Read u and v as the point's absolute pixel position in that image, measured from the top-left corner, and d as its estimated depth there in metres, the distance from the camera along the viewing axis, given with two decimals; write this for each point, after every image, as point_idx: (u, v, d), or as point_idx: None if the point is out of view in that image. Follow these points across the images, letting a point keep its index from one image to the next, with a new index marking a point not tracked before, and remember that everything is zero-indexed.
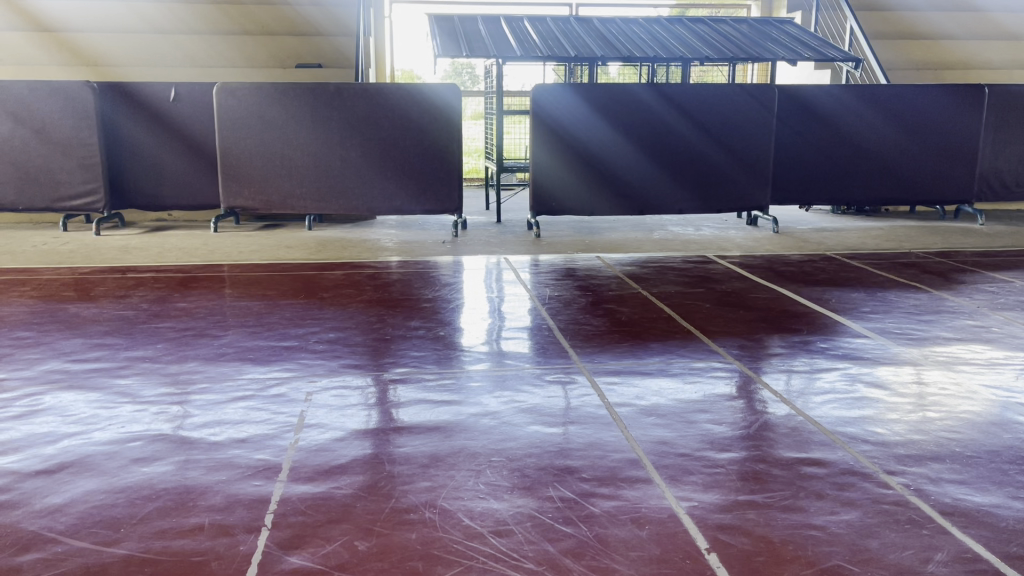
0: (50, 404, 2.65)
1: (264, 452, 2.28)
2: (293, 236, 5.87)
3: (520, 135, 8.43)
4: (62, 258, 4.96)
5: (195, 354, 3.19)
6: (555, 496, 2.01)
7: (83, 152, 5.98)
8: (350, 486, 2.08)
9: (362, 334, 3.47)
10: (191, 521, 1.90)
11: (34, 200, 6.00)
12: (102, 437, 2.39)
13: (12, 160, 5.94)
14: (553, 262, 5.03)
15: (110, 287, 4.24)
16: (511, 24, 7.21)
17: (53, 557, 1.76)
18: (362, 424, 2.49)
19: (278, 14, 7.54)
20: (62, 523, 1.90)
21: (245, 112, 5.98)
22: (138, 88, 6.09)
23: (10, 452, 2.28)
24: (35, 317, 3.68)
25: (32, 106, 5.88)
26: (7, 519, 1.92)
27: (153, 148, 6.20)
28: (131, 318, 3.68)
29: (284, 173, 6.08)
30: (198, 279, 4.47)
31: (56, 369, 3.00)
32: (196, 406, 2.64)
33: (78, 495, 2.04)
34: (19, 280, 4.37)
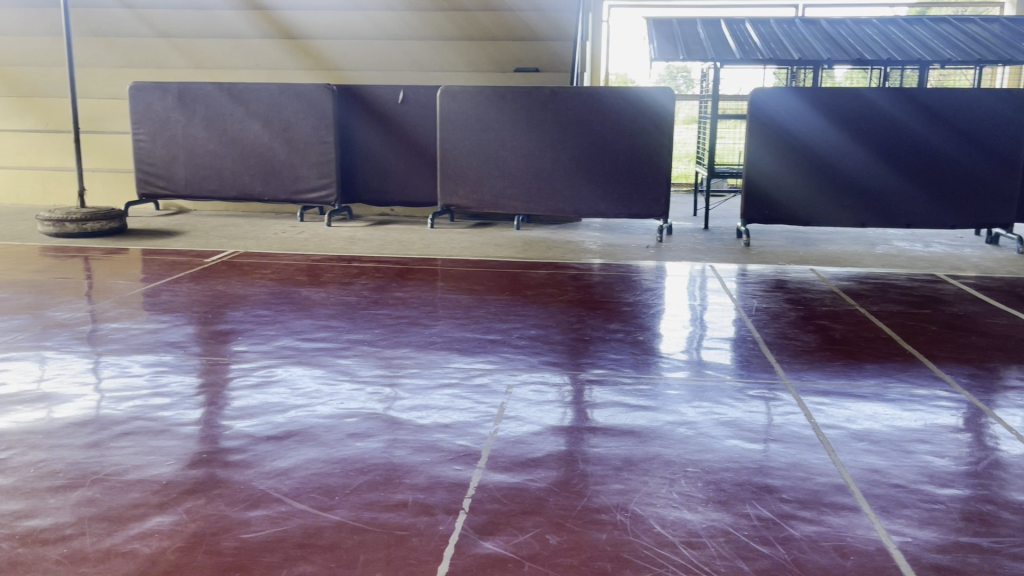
0: (281, 377, 2.93)
1: (465, 439, 2.38)
2: (501, 235, 6.07)
3: (734, 141, 8.20)
4: (297, 246, 5.44)
5: (407, 341, 3.39)
6: (752, 514, 1.95)
7: (320, 149, 6.50)
8: (545, 480, 2.12)
9: (562, 333, 3.53)
10: (397, 497, 2.03)
11: (277, 192, 6.61)
12: (322, 411, 2.60)
13: (261, 156, 6.57)
14: (762, 273, 4.86)
15: (337, 274, 4.61)
16: (732, 26, 7.02)
17: (277, 515, 1.94)
18: (559, 421, 2.53)
19: (500, 20, 7.73)
20: (287, 486, 2.09)
21: (464, 114, 6.25)
22: (371, 92, 6.54)
23: (247, 417, 2.55)
24: (273, 297, 4.08)
25: (281, 108, 6.47)
26: (243, 476, 2.15)
27: (381, 147, 6.64)
28: (354, 303, 3.98)
29: (496, 174, 6.29)
30: (413, 271, 4.74)
31: (288, 345, 3.30)
32: (406, 390, 2.80)
33: (300, 461, 2.23)
34: (260, 263, 4.85)
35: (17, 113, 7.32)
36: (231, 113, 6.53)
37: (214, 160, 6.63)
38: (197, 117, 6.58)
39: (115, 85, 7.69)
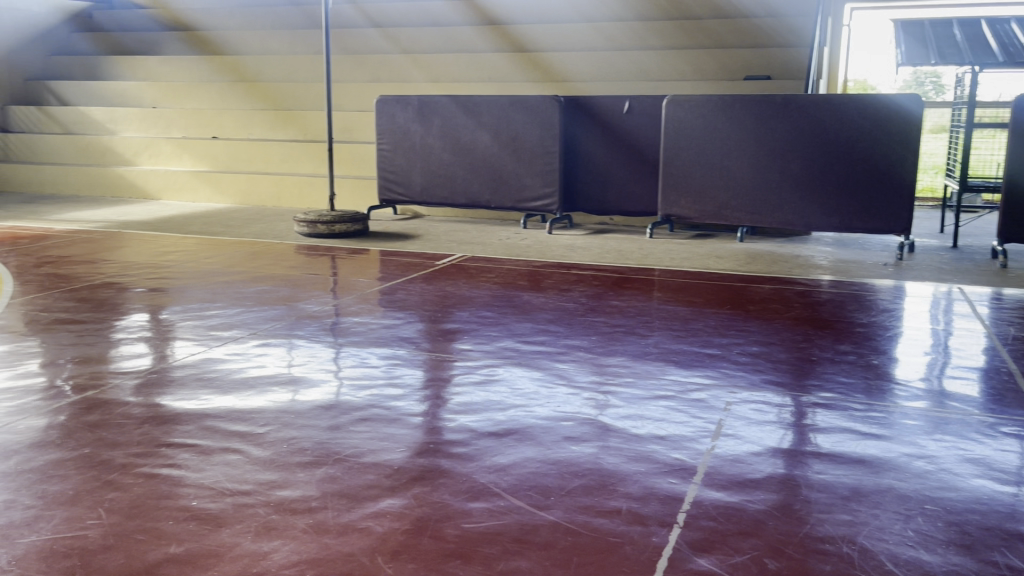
0: (502, 376, 3.04)
1: (681, 452, 2.35)
2: (723, 248, 5.91)
3: (990, 152, 7.45)
4: (520, 252, 5.63)
5: (624, 349, 3.40)
6: (1002, 563, 1.76)
7: (546, 159, 6.68)
8: (764, 503, 2.05)
9: (787, 352, 3.39)
10: (611, 504, 2.05)
11: (503, 200, 6.88)
12: (540, 412, 2.67)
13: (490, 165, 6.86)
14: (1019, 297, 4.38)
15: (557, 280, 4.71)
16: (994, 26, 6.39)
17: (497, 509, 2.03)
18: (780, 443, 2.43)
19: (733, 27, 7.73)
20: (505, 481, 2.17)
21: (690, 124, 6.14)
22: (598, 103, 6.59)
23: (470, 412, 2.68)
24: (496, 300, 4.25)
25: (511, 120, 6.71)
26: (465, 468, 2.26)
27: (604, 157, 6.70)
28: (572, 310, 4.05)
29: (721, 184, 6.15)
30: (631, 281, 4.74)
31: (509, 347, 3.43)
32: (621, 398, 2.81)
33: (519, 459, 2.31)
34: (485, 268, 5.06)
35: (282, 126, 8.08)
36: (464, 124, 6.86)
37: (448, 169, 7.00)
38: (433, 128, 6.97)
39: (363, 97, 8.22)
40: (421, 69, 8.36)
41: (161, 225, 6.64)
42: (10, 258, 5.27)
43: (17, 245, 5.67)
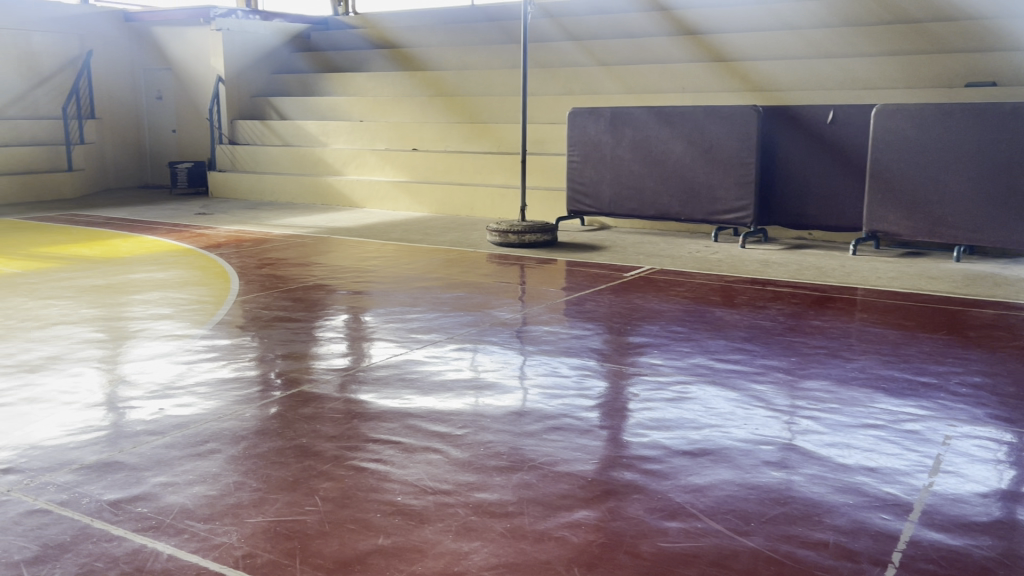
0: (695, 394, 2.98)
1: (894, 487, 2.20)
2: (936, 268, 5.48)
3: None
4: (711, 266, 5.49)
5: (826, 373, 3.23)
6: None
7: (741, 170, 6.49)
8: (991, 549, 1.87)
9: (1014, 384, 3.08)
10: (817, 535, 1.94)
11: (694, 212, 6.75)
12: (738, 434, 2.59)
13: (682, 177, 6.75)
14: None
15: (752, 297, 4.55)
16: None
17: (693, 531, 1.98)
18: (1009, 484, 2.21)
19: (957, 29, 7.17)
20: (702, 503, 2.12)
21: (903, 134, 5.75)
22: (802, 111, 6.33)
23: (664, 429, 2.64)
24: (687, 315, 4.16)
25: (706, 130, 6.58)
26: (661, 486, 2.23)
27: (804, 169, 6.41)
28: (769, 328, 3.89)
29: (936, 199, 5.72)
30: (833, 300, 4.49)
31: (703, 364, 3.35)
32: (824, 425, 2.66)
33: (716, 481, 2.25)
34: (676, 282, 4.98)
35: (476, 139, 8.40)
36: (657, 135, 6.80)
37: (638, 180, 6.95)
38: (625, 139, 6.96)
39: (556, 110, 8.35)
40: (617, 80, 8.38)
41: (365, 231, 7.07)
42: (236, 259, 5.80)
43: (241, 248, 6.23)
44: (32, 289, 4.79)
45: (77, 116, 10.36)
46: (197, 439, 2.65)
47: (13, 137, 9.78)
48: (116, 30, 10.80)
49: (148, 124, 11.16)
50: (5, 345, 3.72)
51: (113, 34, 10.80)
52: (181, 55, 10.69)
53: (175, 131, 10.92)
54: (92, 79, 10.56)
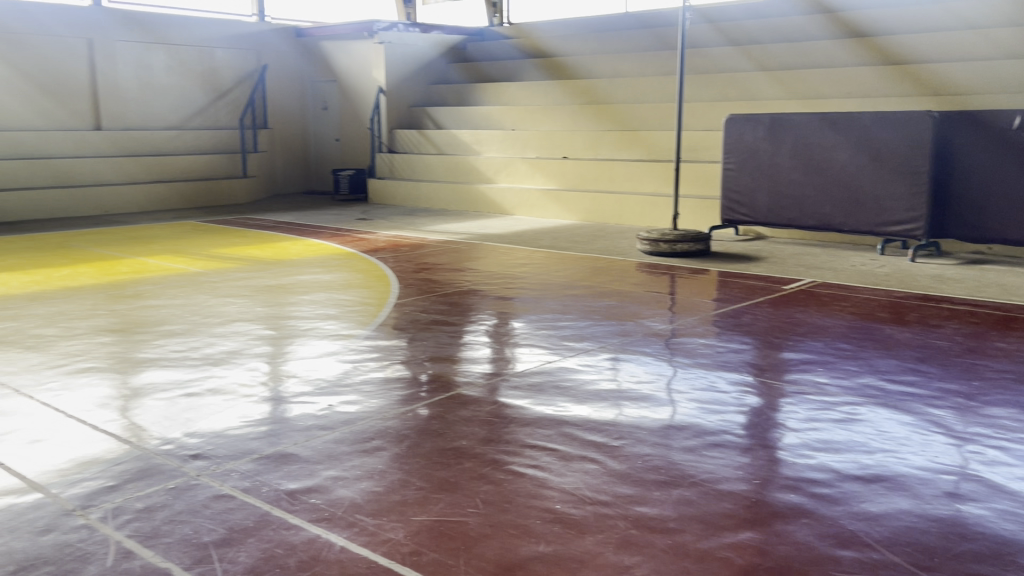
0: (866, 416, 2.82)
1: None
2: None
3: None
4: (877, 280, 5.20)
5: (1014, 400, 2.98)
6: None
7: (913, 179, 6.12)
8: None
9: None
10: None
11: (858, 223, 6.42)
12: (915, 461, 2.44)
13: (845, 186, 6.45)
14: None
15: (925, 315, 4.28)
16: None
17: (869, 562, 1.88)
18: None
19: None
20: (878, 532, 2.01)
21: None
22: (986, 115, 5.91)
23: (833, 451, 2.52)
24: (853, 332, 3.96)
25: (875, 137, 6.25)
26: (831, 511, 2.12)
27: (986, 177, 5.97)
28: (945, 349, 3.64)
29: None
30: (1018, 321, 4.15)
31: (873, 385, 3.17)
32: (1014, 456, 2.46)
33: (892, 509, 2.12)
34: (839, 296, 4.75)
35: (628, 146, 8.36)
36: (820, 142, 6.52)
37: (797, 189, 6.70)
38: (785, 147, 6.72)
39: (711, 117, 8.18)
40: (779, 85, 8.09)
41: (516, 238, 7.17)
42: (394, 263, 6.03)
43: (399, 252, 6.48)
44: (213, 287, 5.17)
45: (251, 127, 11.10)
46: (363, 436, 2.77)
47: (196, 146, 10.59)
48: (289, 46, 11.49)
49: (314, 134, 11.83)
50: (191, 338, 4.03)
51: (286, 49, 11.49)
52: (346, 67, 11.24)
53: (338, 139, 11.53)
54: (266, 92, 11.29)
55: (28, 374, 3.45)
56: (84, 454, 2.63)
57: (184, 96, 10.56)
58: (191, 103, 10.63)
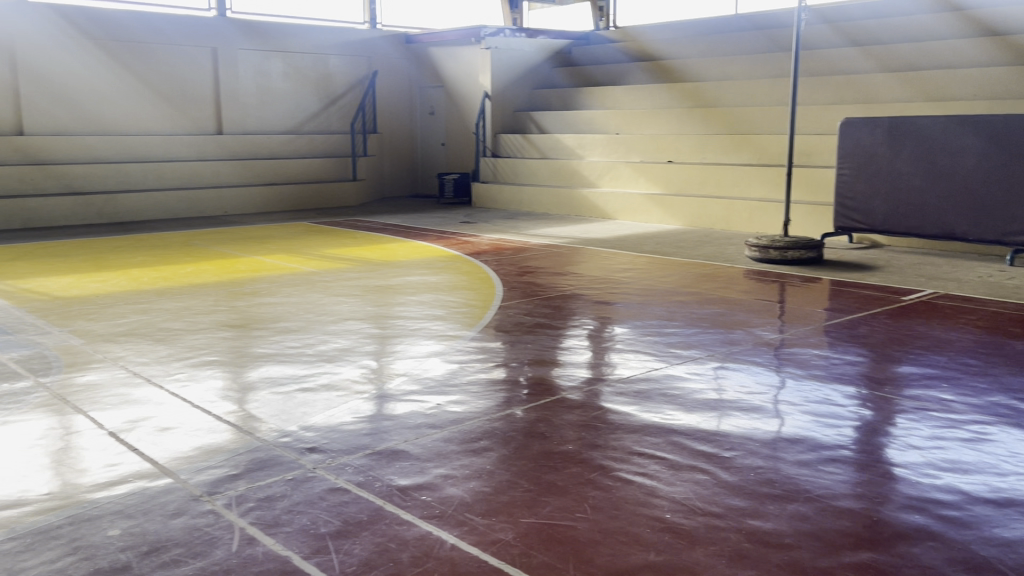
0: (996, 436, 2.67)
1: None
2: None
3: None
4: (1006, 293, 4.92)
5: None
6: None
7: None
8: None
9: None
10: None
11: (986, 232, 6.10)
12: None
13: (972, 193, 6.13)
14: None
15: None
16: None
17: None
18: None
19: None
20: (1013, 560, 1.90)
21: None
22: None
23: (961, 472, 2.40)
24: (981, 346, 3.76)
25: (1008, 141, 5.91)
26: (961, 535, 2.02)
27: None
28: None
29: None
30: None
31: (1003, 403, 3.00)
32: None
33: None
34: (964, 308, 4.52)
35: (736, 150, 8.19)
36: (945, 146, 6.22)
37: (919, 196, 6.41)
38: (906, 151, 6.42)
39: (825, 120, 7.92)
40: (910, 86, 7.71)
41: (619, 243, 7.12)
42: (497, 266, 6.09)
43: (502, 255, 6.54)
44: (325, 287, 5.34)
45: (361, 131, 11.43)
46: (471, 436, 2.80)
47: (309, 150, 10.99)
48: (399, 53, 11.77)
49: (421, 137, 12.09)
50: (305, 335, 4.17)
51: (396, 55, 11.78)
52: (453, 73, 11.43)
53: (444, 144, 11.76)
54: (376, 98, 11.61)
55: (157, 365, 3.65)
56: (209, 442, 2.76)
57: (298, 102, 10.97)
58: (304, 108, 11.03)
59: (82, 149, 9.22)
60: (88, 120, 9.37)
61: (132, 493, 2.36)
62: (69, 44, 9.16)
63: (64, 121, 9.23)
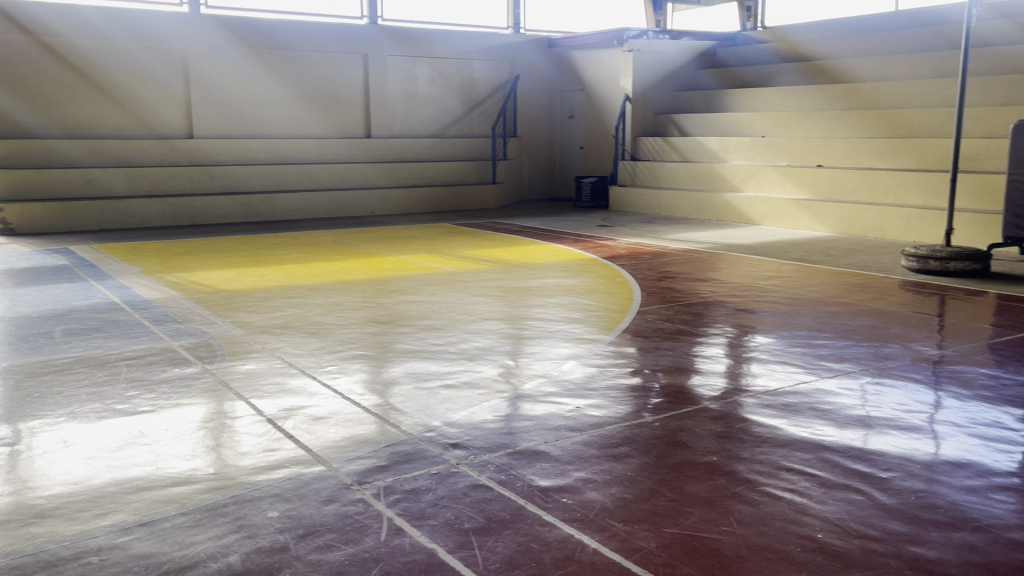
0: None
1: None
2: None
3: None
4: None
5: None
6: None
7: None
8: None
9: None
10: None
11: None
12: None
13: None
14: None
15: None
16: None
17: None
18: None
19: None
20: None
21: None
22: None
23: None
24: None
25: None
26: None
27: None
28: None
29: None
30: None
31: None
32: None
33: None
34: None
35: (892, 154, 7.77)
36: None
37: None
38: None
39: (996, 122, 7.39)
40: None
41: (763, 249, 6.90)
42: (636, 270, 6.03)
43: (641, 260, 6.47)
44: (465, 287, 5.45)
45: (502, 135, 11.62)
46: (611, 441, 2.78)
47: (451, 153, 11.27)
48: (542, 57, 11.89)
49: (560, 140, 12.17)
50: (448, 333, 4.27)
51: (539, 59, 11.89)
52: (595, 76, 11.43)
53: (582, 147, 11.79)
54: (517, 101, 11.77)
55: (310, 357, 3.84)
56: (358, 433, 2.87)
57: (442, 107, 11.26)
58: (448, 112, 11.33)
59: (242, 153, 9.81)
60: (248, 126, 9.97)
61: (289, 478, 2.48)
62: (233, 54, 9.77)
63: (228, 127, 9.86)
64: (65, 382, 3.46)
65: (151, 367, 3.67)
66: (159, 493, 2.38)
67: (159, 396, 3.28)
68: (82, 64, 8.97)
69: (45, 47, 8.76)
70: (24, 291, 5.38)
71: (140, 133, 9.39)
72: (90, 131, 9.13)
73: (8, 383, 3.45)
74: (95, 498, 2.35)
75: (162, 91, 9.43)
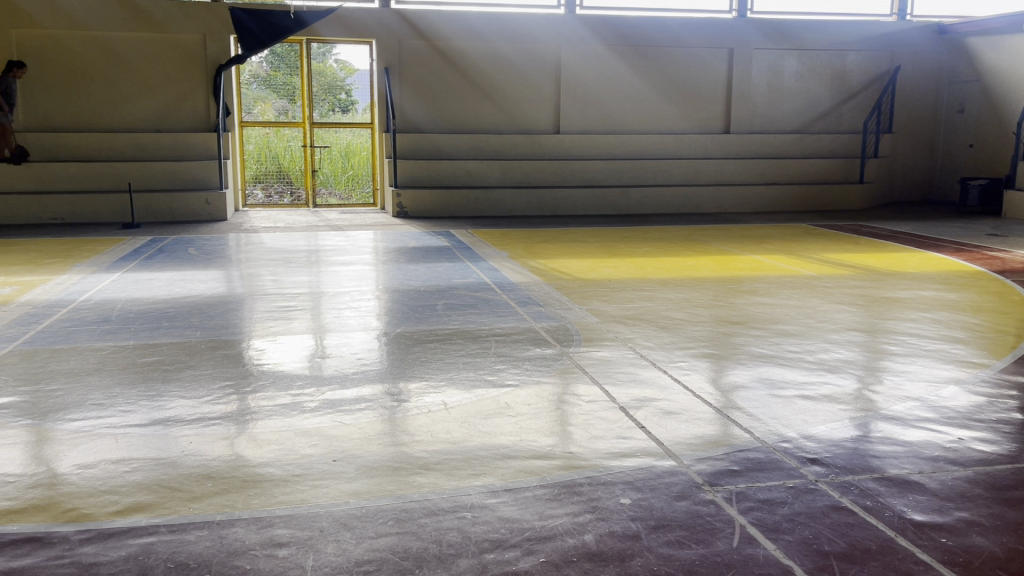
0: None
1: None
2: None
3: None
4: None
5: None
6: None
7: None
8: None
9: None
10: None
11: None
12: None
13: None
14: None
15: None
16: None
17: None
18: None
19: None
20: None
21: None
22: None
23: None
24: None
25: None
26: None
27: None
28: None
29: None
30: None
31: None
32: None
33: None
34: None
35: None
36: None
37: None
38: None
39: None
40: None
41: None
42: None
43: None
44: (825, 292, 5.12)
45: (875, 131, 10.74)
46: (1002, 482, 2.43)
47: (815, 150, 10.67)
48: (930, 44, 10.74)
49: (945, 134, 10.97)
50: (806, 341, 4.04)
51: (927, 46, 10.76)
52: (998, 65, 10.15)
53: (972, 146, 10.56)
54: (896, 96, 10.79)
55: (662, 351, 3.86)
56: (708, 432, 2.83)
57: (809, 101, 10.69)
58: (817, 106, 10.73)
59: (600, 148, 10.21)
60: (609, 122, 10.31)
61: (641, 468, 2.52)
62: (601, 53, 10.17)
63: (591, 123, 10.29)
64: (446, 351, 3.87)
65: (517, 345, 3.96)
66: (521, 463, 2.55)
67: (523, 372, 3.53)
68: (470, 66, 9.93)
69: (439, 52, 9.83)
70: (413, 267, 6.11)
71: (512, 129, 10.18)
72: (469, 127, 10.07)
73: (401, 346, 3.94)
74: (468, 459, 2.59)
75: (535, 90, 10.13)
